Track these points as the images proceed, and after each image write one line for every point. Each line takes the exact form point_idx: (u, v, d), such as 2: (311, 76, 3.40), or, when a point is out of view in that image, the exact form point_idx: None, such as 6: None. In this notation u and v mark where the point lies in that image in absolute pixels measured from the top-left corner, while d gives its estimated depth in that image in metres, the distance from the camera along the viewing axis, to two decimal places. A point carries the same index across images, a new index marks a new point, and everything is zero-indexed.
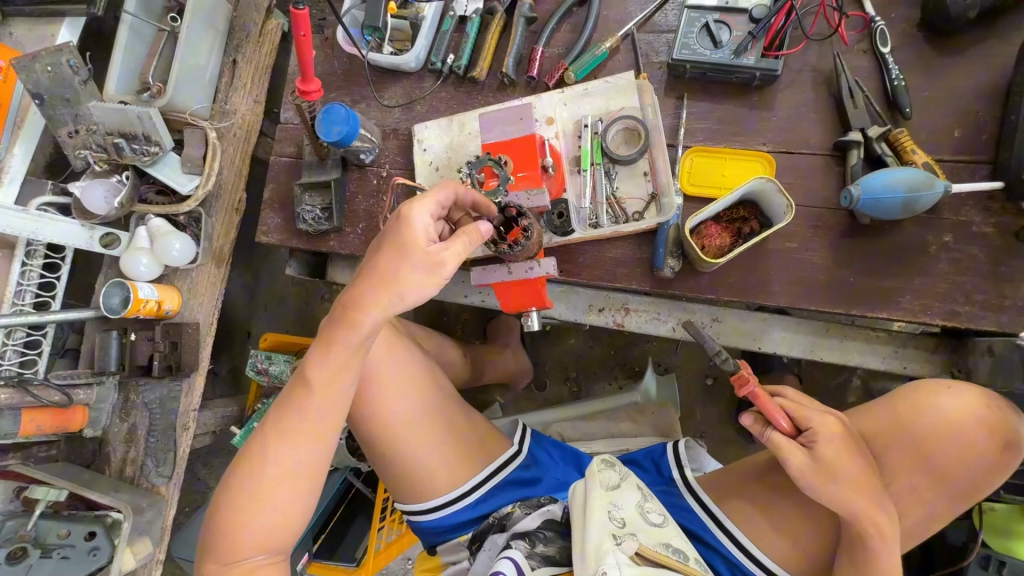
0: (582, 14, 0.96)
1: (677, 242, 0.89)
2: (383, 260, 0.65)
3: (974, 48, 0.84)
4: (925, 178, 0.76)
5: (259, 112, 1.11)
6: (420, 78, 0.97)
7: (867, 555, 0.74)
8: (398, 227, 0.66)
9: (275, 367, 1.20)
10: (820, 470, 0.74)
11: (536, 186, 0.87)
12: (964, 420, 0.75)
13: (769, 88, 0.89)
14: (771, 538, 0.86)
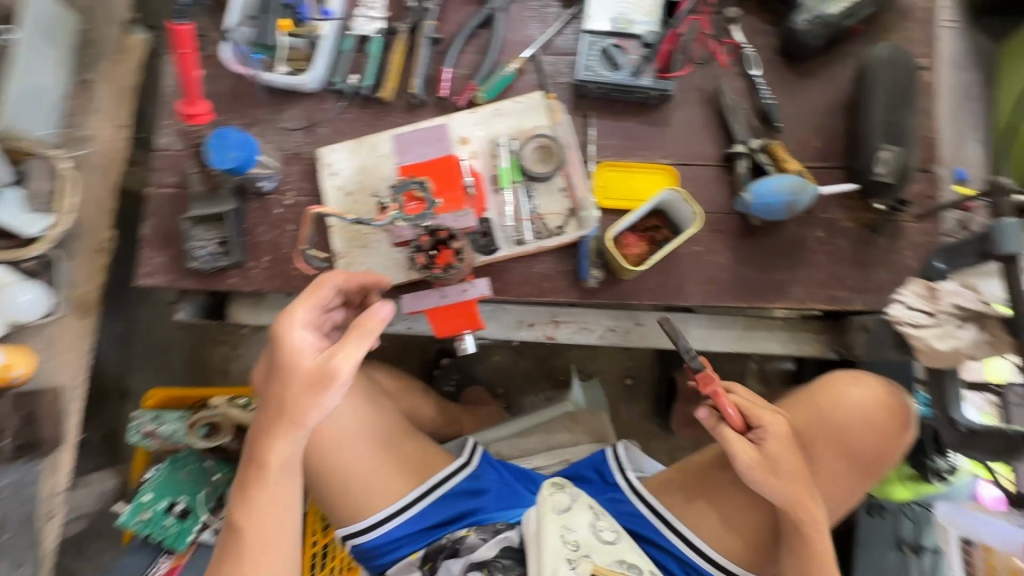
0: (485, 36, 1.03)
1: (600, 252, 0.93)
2: (279, 385, 0.76)
3: (824, 70, 0.96)
4: (800, 182, 0.86)
5: (123, 137, 1.19)
6: (320, 98, 1.02)
7: (806, 543, 0.83)
8: (284, 354, 0.77)
9: (164, 427, 1.28)
10: (767, 462, 0.82)
11: (462, 208, 0.82)
12: (869, 408, 0.89)
13: (665, 106, 0.98)
14: (721, 530, 0.91)
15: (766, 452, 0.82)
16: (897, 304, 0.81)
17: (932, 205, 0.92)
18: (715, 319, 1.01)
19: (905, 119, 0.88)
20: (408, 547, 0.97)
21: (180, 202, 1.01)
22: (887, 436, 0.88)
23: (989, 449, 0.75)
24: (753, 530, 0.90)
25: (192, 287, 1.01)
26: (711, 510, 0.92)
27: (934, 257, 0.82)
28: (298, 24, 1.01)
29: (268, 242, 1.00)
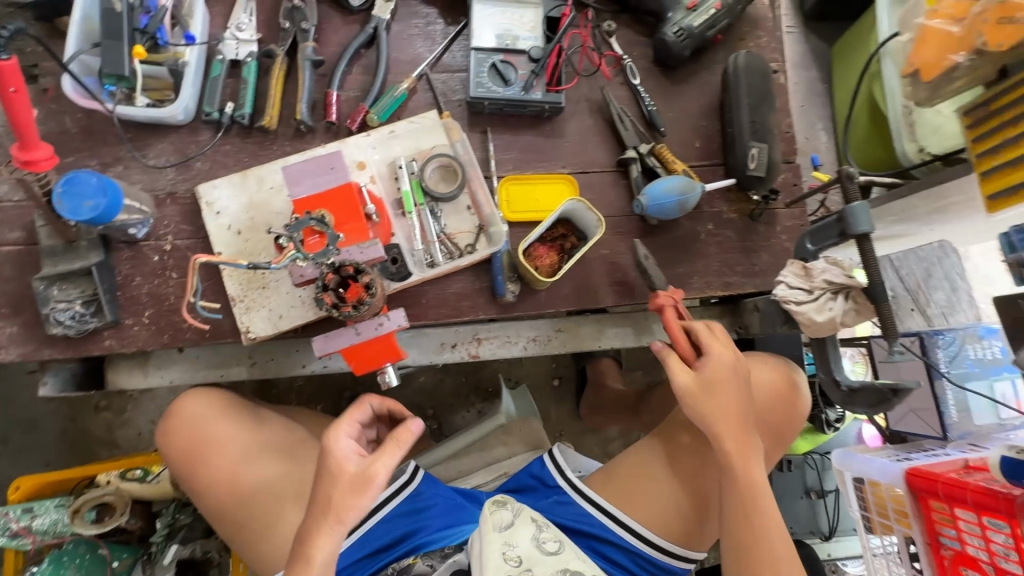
0: (371, 57, 1.00)
1: (512, 266, 0.93)
2: (319, 489, 0.72)
3: (695, 76, 1.05)
4: (687, 180, 0.92)
5: None
6: (193, 130, 0.93)
7: (746, 505, 0.82)
8: (323, 460, 0.73)
9: (39, 520, 1.12)
10: (703, 386, 0.84)
11: (366, 238, 0.79)
12: (773, 383, 0.98)
13: (558, 118, 1.01)
14: (660, 516, 0.95)
15: (707, 374, 0.84)
16: (781, 284, 0.89)
17: (798, 192, 1.04)
18: (630, 316, 1.06)
19: (766, 117, 0.97)
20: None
21: (30, 261, 0.87)
22: (788, 403, 0.98)
23: (867, 403, 0.82)
24: (689, 510, 0.95)
25: (57, 357, 0.88)
26: (646, 495, 0.96)
27: (805, 238, 0.89)
28: (153, 50, 0.90)
29: (147, 295, 0.89)
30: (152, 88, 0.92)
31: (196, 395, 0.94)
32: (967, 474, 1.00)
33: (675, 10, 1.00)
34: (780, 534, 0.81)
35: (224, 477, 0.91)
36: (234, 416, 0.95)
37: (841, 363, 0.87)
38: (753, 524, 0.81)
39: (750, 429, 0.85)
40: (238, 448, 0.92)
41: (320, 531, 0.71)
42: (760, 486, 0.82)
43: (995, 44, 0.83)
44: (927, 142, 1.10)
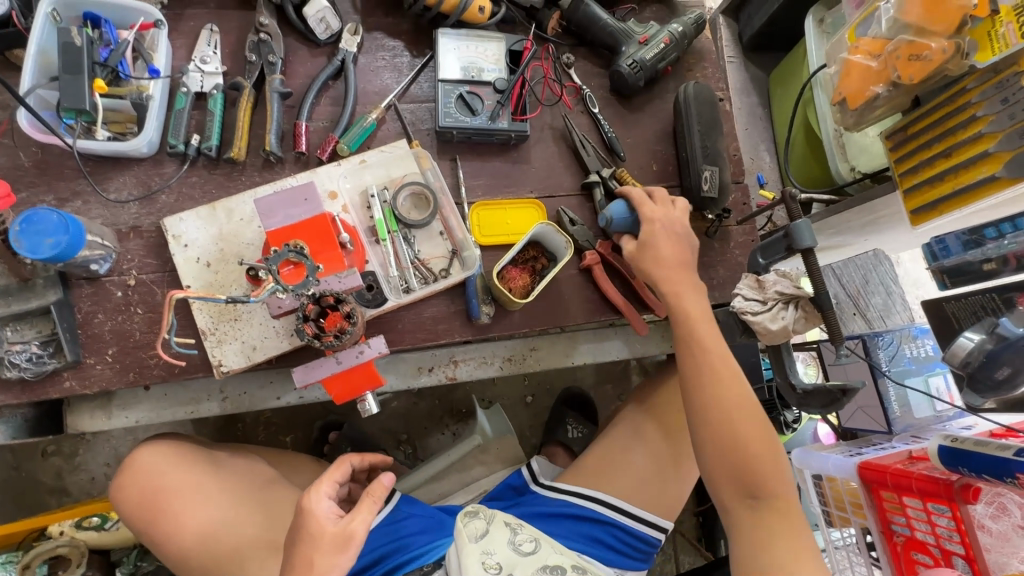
0: (339, 88, 1.01)
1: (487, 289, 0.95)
2: (301, 551, 0.70)
3: (649, 104, 1.12)
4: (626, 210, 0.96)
5: None
6: (157, 163, 0.92)
7: (709, 395, 0.83)
8: (304, 523, 0.71)
9: None
10: (640, 246, 0.93)
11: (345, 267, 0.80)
12: None
13: (523, 145, 1.05)
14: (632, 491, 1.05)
15: (644, 232, 0.93)
16: (738, 297, 0.96)
17: (748, 210, 1.12)
18: (602, 332, 1.10)
19: (716, 142, 1.05)
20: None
21: None
22: None
23: (819, 405, 0.89)
24: (653, 485, 1.06)
25: (11, 401, 0.83)
26: (617, 471, 1.07)
27: (757, 253, 0.97)
28: (114, 83, 0.89)
29: (111, 332, 0.86)
30: (114, 121, 0.91)
31: (151, 447, 0.91)
32: (910, 463, 1.09)
33: (628, 44, 1.07)
34: (726, 364, 0.85)
35: (186, 523, 0.87)
36: (190, 462, 0.91)
37: (796, 367, 0.92)
38: (702, 359, 0.85)
39: (689, 277, 0.91)
40: (199, 491, 0.89)
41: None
42: (697, 318, 0.87)
43: (907, 77, 0.94)
44: (858, 161, 1.20)
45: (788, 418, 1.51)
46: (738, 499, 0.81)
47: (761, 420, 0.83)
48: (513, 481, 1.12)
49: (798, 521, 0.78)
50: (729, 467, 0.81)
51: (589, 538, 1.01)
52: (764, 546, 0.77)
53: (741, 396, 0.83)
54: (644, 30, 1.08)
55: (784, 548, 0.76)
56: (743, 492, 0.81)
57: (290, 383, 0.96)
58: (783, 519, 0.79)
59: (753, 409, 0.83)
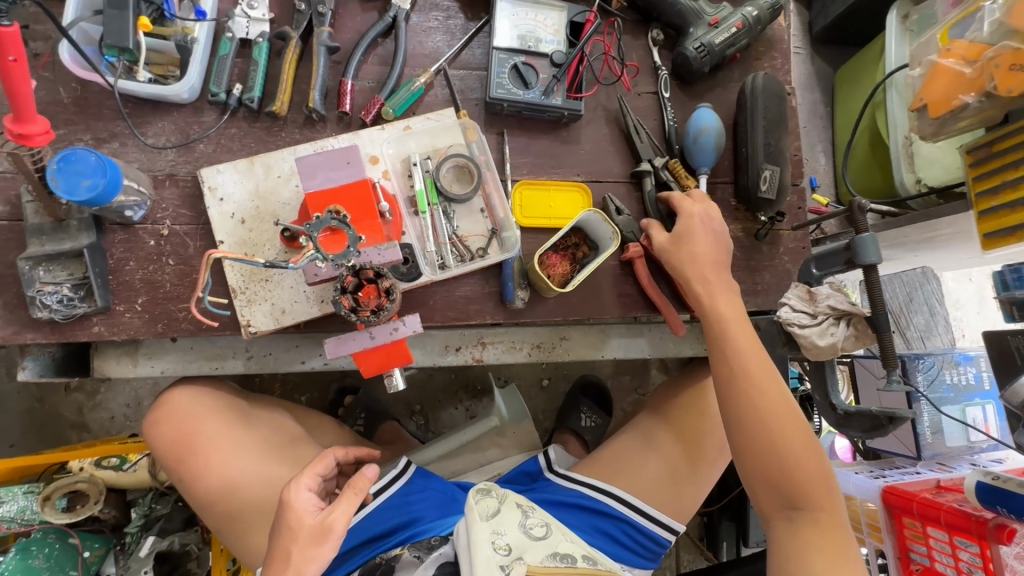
0: (388, 46, 0.96)
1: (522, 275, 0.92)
2: (282, 539, 0.70)
3: (711, 92, 1.05)
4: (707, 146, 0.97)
5: None
6: (197, 110, 0.89)
7: (748, 404, 0.80)
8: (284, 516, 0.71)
9: (9, 506, 1.08)
10: (674, 239, 0.91)
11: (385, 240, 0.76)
12: None
13: (574, 125, 1.00)
14: (650, 492, 1.03)
15: (681, 224, 0.90)
16: (785, 306, 0.92)
17: (802, 215, 1.06)
18: (635, 327, 1.06)
19: (779, 141, 0.99)
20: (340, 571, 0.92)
21: (14, 237, 0.82)
22: None
23: (860, 428, 0.85)
24: (669, 487, 1.04)
25: (40, 341, 0.83)
26: (636, 470, 1.05)
27: (810, 264, 0.94)
28: (158, 22, 0.86)
29: (141, 281, 0.85)
30: (156, 62, 0.88)
31: (188, 388, 0.89)
32: (938, 494, 1.06)
33: (697, 26, 1.00)
34: (765, 369, 0.82)
35: (214, 471, 0.84)
36: (220, 410, 0.89)
37: (837, 386, 0.89)
38: (737, 360, 0.82)
39: (719, 271, 0.89)
40: (230, 441, 0.86)
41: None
42: (728, 320, 0.85)
43: (1005, 89, 0.86)
44: (924, 174, 1.13)
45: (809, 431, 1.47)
46: (777, 510, 0.79)
47: (802, 428, 0.80)
48: (527, 467, 1.11)
49: (841, 535, 0.76)
50: (772, 474, 0.78)
51: (598, 531, 0.99)
52: (801, 556, 0.75)
53: (781, 402, 0.80)
54: (716, 11, 1.01)
55: (825, 561, 0.74)
56: (784, 502, 0.79)
57: (315, 348, 0.95)
58: (824, 535, 0.76)
59: (793, 417, 0.80)
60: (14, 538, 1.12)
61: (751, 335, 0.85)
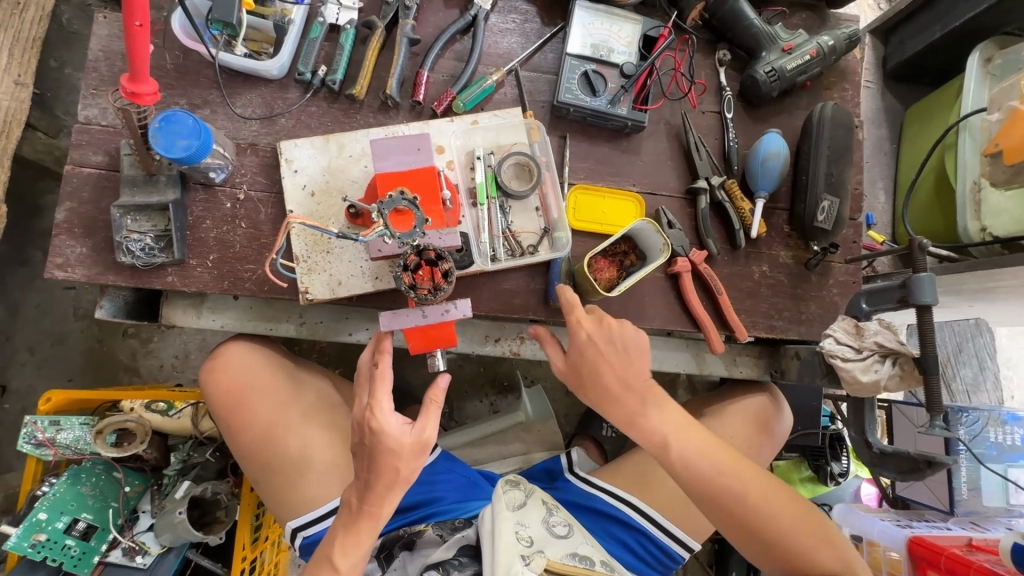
0: (465, 43, 1.00)
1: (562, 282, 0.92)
2: (376, 460, 0.75)
3: (777, 117, 1.05)
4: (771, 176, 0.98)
5: (23, 100, 1.11)
6: (283, 86, 0.95)
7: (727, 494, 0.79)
8: (381, 437, 0.75)
9: (64, 434, 1.15)
10: (570, 365, 0.85)
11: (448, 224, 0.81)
12: (766, 411, 1.10)
13: (636, 136, 1.02)
14: (670, 507, 1.03)
15: (574, 355, 0.84)
16: (829, 338, 0.91)
17: (856, 250, 1.05)
18: (672, 342, 1.07)
19: (843, 172, 0.98)
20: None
21: (109, 186, 0.90)
22: (774, 421, 1.10)
23: (896, 469, 0.84)
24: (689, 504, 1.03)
25: (119, 284, 0.90)
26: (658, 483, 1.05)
27: (861, 298, 0.91)
28: (260, 1, 0.92)
29: (215, 239, 0.91)
30: (252, 39, 0.94)
31: (243, 343, 0.97)
32: (970, 551, 1.03)
33: (769, 50, 1.01)
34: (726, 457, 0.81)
35: (256, 423, 0.92)
36: (270, 367, 0.97)
37: (874, 425, 0.88)
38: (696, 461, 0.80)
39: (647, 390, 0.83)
40: (273, 397, 0.94)
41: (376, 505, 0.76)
42: (668, 436, 0.81)
43: None
44: (991, 223, 1.09)
45: (834, 471, 1.43)
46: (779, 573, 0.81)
47: (786, 500, 0.80)
48: (550, 465, 1.14)
49: None
50: (765, 551, 0.80)
51: (612, 537, 1.01)
52: None
53: (757, 484, 0.80)
54: (791, 37, 1.02)
55: None
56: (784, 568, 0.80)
57: (364, 322, 1.00)
58: None
59: (771, 493, 0.80)
60: (65, 465, 1.21)
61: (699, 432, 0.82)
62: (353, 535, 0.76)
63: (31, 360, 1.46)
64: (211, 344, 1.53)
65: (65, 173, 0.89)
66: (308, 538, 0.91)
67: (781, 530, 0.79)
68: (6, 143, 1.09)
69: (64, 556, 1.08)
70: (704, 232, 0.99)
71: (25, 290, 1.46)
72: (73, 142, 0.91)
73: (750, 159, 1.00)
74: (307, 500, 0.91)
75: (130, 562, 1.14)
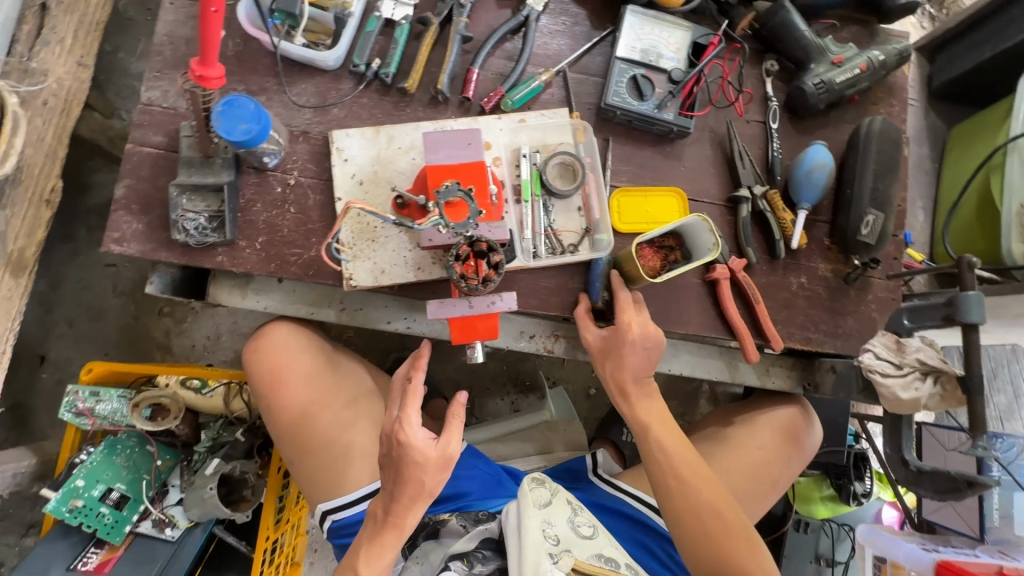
0: (515, 43, 1.02)
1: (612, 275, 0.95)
2: (402, 469, 0.77)
3: (822, 129, 1.05)
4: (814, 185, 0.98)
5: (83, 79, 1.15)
6: (337, 77, 0.97)
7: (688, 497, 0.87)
8: (407, 449, 0.76)
9: (103, 405, 1.17)
10: (603, 347, 0.93)
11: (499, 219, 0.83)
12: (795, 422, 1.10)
13: (680, 142, 1.02)
14: None
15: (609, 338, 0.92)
16: (868, 352, 0.91)
17: (897, 266, 1.04)
18: (703, 348, 1.07)
19: (888, 187, 0.97)
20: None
21: (166, 165, 0.93)
22: (802, 433, 1.10)
23: (932, 487, 0.82)
24: None
25: (171, 261, 0.92)
26: None
27: (902, 314, 0.91)
28: None
29: (264, 223, 0.93)
30: (311, 30, 0.97)
31: (287, 324, 1.01)
32: None
33: (819, 62, 1.01)
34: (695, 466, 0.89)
35: (296, 405, 0.96)
36: (311, 349, 1.00)
37: (911, 443, 0.87)
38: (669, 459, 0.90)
39: (641, 381, 0.94)
40: (313, 381, 0.98)
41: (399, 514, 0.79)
42: (651, 426, 0.92)
43: None
44: None
45: (857, 490, 1.39)
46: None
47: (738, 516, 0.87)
48: (574, 465, 1.13)
49: None
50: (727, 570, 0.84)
51: (635, 542, 1.01)
52: None
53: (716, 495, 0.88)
54: (841, 50, 1.02)
55: None
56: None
57: (402, 311, 1.01)
58: None
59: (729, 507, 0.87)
60: (100, 435, 1.24)
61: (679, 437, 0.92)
62: (376, 546, 0.78)
63: (69, 333, 1.50)
64: (242, 327, 1.56)
65: (126, 151, 0.92)
66: (337, 522, 0.92)
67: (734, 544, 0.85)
68: (65, 121, 1.11)
69: (98, 523, 1.11)
70: (744, 241, 1.00)
71: (68, 265, 1.51)
72: (134, 122, 0.94)
73: (795, 169, 1.00)
74: (339, 484, 0.92)
75: (160, 534, 1.16)
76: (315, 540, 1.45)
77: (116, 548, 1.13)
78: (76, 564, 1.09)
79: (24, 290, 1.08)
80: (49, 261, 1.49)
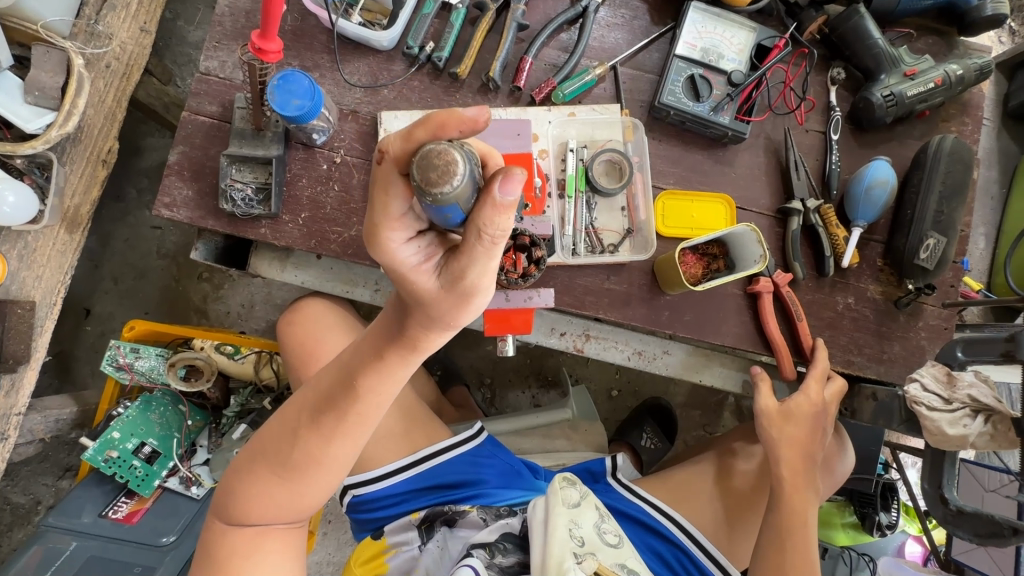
0: (571, 33, 0.99)
1: (481, 221, 0.45)
2: (416, 333, 0.57)
3: (884, 145, 1.00)
4: (874, 202, 0.94)
5: None
6: (390, 58, 0.96)
7: (788, 532, 0.87)
8: (463, 310, 0.54)
9: (141, 362, 1.21)
10: (781, 413, 0.95)
11: (540, 214, 0.92)
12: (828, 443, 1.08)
13: (734, 147, 0.98)
14: (702, 520, 1.03)
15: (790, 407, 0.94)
16: (915, 382, 0.87)
17: (954, 294, 0.99)
18: (736, 362, 1.07)
19: (954, 211, 0.92)
20: (409, 505, 0.99)
21: (218, 135, 0.94)
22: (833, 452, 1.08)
23: (973, 531, 0.79)
24: (714, 519, 1.03)
25: (217, 229, 0.94)
26: (702, 503, 1.05)
27: (956, 344, 0.87)
28: None
29: (308, 198, 0.94)
30: (368, 9, 0.96)
31: (322, 300, 1.08)
32: None
33: (890, 73, 0.96)
34: (799, 499, 0.90)
35: None
36: (343, 324, 1.06)
37: (953, 481, 0.84)
38: (787, 497, 0.90)
39: (801, 468, 0.93)
40: None
41: (394, 366, 0.60)
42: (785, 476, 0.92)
43: None
44: None
45: (881, 521, 1.33)
46: None
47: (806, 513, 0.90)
48: (592, 465, 1.09)
49: None
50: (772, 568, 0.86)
51: (648, 549, 0.98)
52: None
53: (799, 510, 0.89)
54: (915, 62, 0.96)
55: None
56: None
57: None
58: None
59: (800, 515, 0.89)
60: (136, 391, 1.28)
61: (798, 467, 0.93)
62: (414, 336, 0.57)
63: (114, 289, 1.56)
64: (275, 298, 1.60)
65: (182, 119, 0.94)
66: (357, 496, 1.00)
67: (802, 533, 0.87)
68: (125, 85, 1.12)
69: (130, 475, 1.15)
70: (791, 257, 0.96)
71: (116, 224, 1.56)
72: (191, 90, 0.95)
73: (852, 184, 0.95)
74: (359, 463, 0.99)
75: (185, 491, 1.20)
76: (330, 511, 1.49)
77: (144, 500, 1.17)
78: (107, 512, 1.13)
79: (77, 246, 1.11)
80: (100, 220, 1.55)
